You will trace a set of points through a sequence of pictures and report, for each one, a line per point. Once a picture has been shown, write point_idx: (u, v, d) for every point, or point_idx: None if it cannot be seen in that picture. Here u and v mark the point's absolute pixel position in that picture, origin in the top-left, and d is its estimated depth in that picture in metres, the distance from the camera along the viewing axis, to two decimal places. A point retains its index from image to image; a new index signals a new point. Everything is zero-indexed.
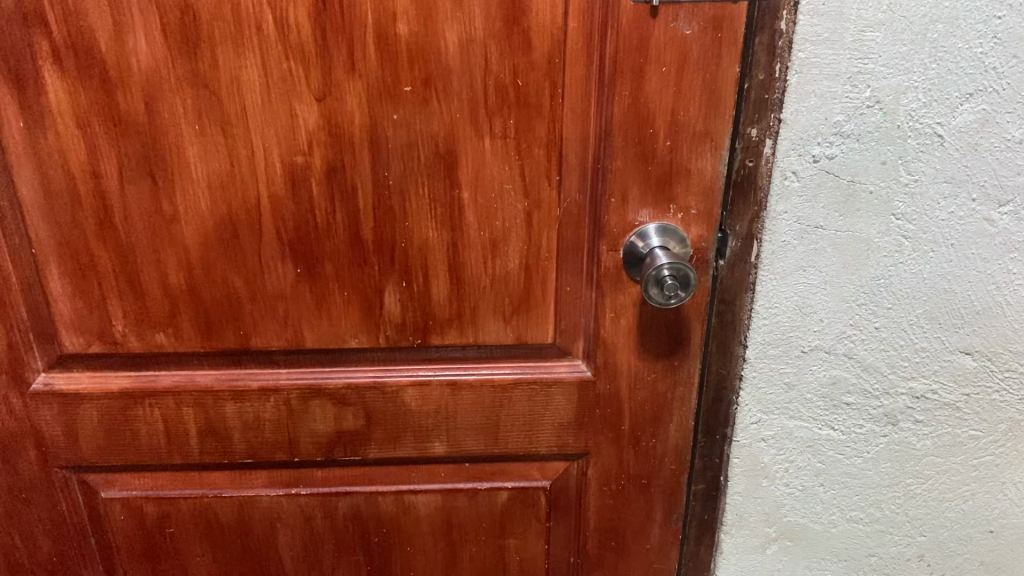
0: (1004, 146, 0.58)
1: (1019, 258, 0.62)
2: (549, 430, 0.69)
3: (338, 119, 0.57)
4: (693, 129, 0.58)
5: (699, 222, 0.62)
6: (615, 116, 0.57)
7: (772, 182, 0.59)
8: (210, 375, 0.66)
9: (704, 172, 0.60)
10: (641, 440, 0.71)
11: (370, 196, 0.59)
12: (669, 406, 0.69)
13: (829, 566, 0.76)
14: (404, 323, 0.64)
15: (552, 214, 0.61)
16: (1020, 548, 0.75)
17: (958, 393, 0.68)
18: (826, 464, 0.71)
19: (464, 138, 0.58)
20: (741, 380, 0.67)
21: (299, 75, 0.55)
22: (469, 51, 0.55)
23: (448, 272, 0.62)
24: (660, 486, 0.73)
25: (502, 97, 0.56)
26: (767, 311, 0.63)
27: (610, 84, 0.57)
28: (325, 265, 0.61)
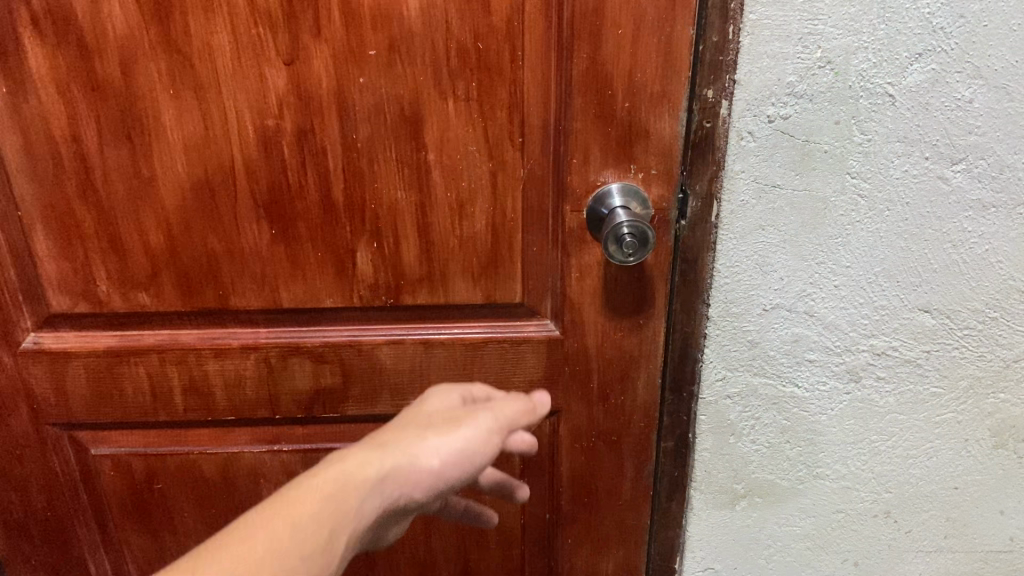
0: (955, 105, 0.59)
1: (974, 216, 0.64)
2: (520, 387, 0.72)
3: (306, 83, 0.59)
4: (651, 90, 0.60)
5: (659, 181, 0.64)
6: (574, 77, 0.59)
7: (729, 143, 0.61)
8: (192, 334, 0.69)
9: (662, 133, 0.62)
10: (610, 397, 0.73)
11: (340, 158, 0.61)
12: (636, 363, 0.71)
13: (798, 523, 0.78)
14: (377, 284, 0.67)
15: (516, 175, 0.63)
16: (983, 503, 0.78)
17: (918, 350, 0.69)
18: (791, 421, 0.73)
19: (429, 100, 0.60)
20: (706, 337, 0.69)
21: (267, 40, 0.57)
22: (430, 15, 0.57)
23: (417, 232, 0.65)
24: (631, 443, 0.75)
25: (463, 60, 0.58)
26: (728, 269, 0.65)
27: (568, 48, 0.58)
28: (299, 227, 0.64)
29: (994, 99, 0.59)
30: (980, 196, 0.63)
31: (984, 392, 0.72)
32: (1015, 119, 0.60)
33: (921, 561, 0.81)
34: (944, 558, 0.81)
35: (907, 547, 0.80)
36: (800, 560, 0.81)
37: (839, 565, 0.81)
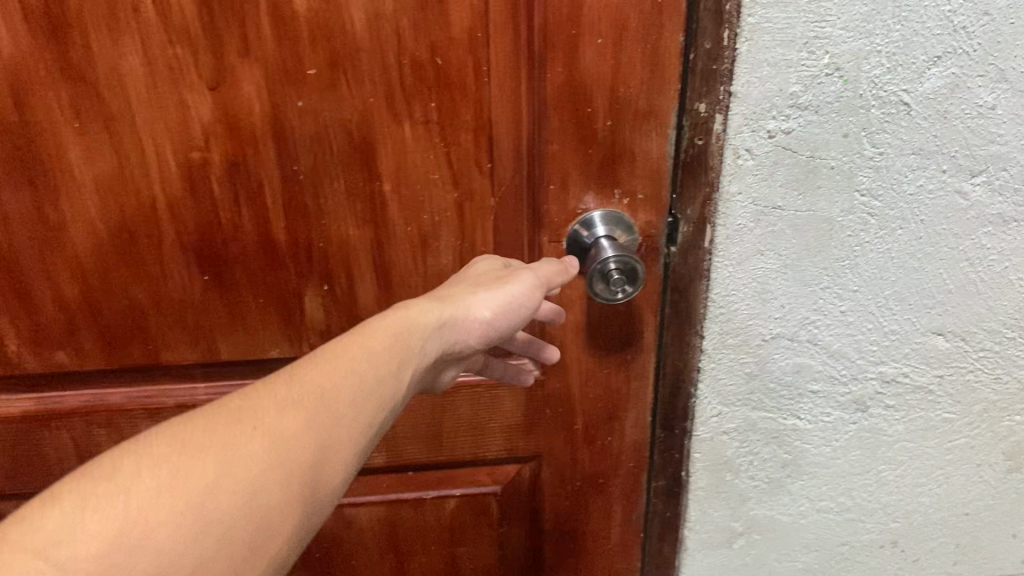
0: (975, 112, 0.53)
1: (993, 232, 0.57)
2: (496, 432, 0.65)
3: (236, 110, 0.50)
4: (636, 107, 0.53)
5: (646, 207, 0.57)
6: (548, 92, 0.52)
7: (724, 162, 0.53)
8: (121, 394, 0.61)
9: (650, 153, 0.55)
10: (596, 439, 0.66)
11: (279, 192, 0.53)
12: (624, 402, 0.65)
13: (799, 558, 0.73)
14: (331, 330, 0.59)
15: (485, 205, 0.55)
16: (996, 529, 0.72)
17: (931, 375, 0.63)
18: (793, 455, 0.67)
19: (381, 125, 0.51)
20: (699, 371, 0.62)
21: (187, 63, 0.48)
22: (378, 27, 0.48)
23: (374, 272, 0.57)
24: (619, 485, 0.69)
25: (419, 77, 0.50)
26: (723, 299, 0.59)
27: (541, 60, 0.51)
28: (235, 271, 0.56)
29: (1019, 104, 0.52)
30: (1001, 210, 0.56)
31: (999, 416, 0.66)
32: None
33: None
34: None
35: (914, 575, 0.75)
36: None
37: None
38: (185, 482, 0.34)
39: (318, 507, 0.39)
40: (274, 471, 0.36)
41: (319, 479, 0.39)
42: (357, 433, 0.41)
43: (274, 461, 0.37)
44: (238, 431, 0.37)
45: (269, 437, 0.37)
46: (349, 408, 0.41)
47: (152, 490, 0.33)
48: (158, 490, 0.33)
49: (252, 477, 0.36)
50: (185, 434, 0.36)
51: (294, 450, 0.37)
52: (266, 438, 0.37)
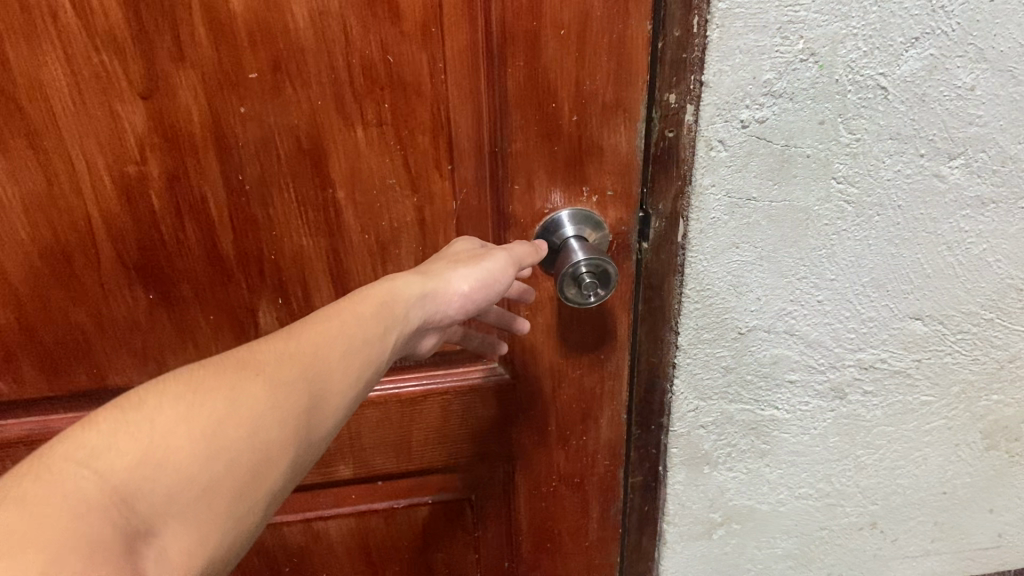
0: (954, 94, 0.51)
1: (971, 215, 0.56)
2: (466, 441, 0.64)
3: (173, 119, 0.46)
4: (603, 101, 0.50)
5: (617, 204, 0.55)
6: (508, 87, 0.48)
7: (697, 154, 0.51)
8: (68, 420, 0.57)
9: (618, 147, 0.53)
10: (571, 440, 0.65)
11: (225, 204, 0.49)
12: (599, 402, 0.63)
13: (779, 544, 0.72)
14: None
15: (447, 209, 0.52)
16: (973, 506, 0.72)
17: (909, 360, 0.62)
18: (771, 445, 0.66)
19: (332, 129, 0.48)
20: (675, 367, 0.60)
21: (115, 70, 0.44)
22: (323, 25, 0.44)
23: (332, 282, 0.54)
24: (596, 483, 0.68)
25: (370, 77, 0.46)
26: (698, 294, 0.56)
27: (501, 54, 0.47)
28: (182, 288, 0.52)
29: (998, 84, 0.50)
30: (980, 192, 0.55)
31: (976, 396, 0.65)
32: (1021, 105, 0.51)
33: (907, 566, 0.76)
34: (930, 560, 0.75)
35: (893, 554, 0.74)
36: None
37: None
38: (199, 413, 0.36)
39: (309, 452, 0.40)
40: (275, 409, 0.38)
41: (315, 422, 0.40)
42: (350, 385, 0.43)
43: (274, 400, 0.38)
44: (243, 375, 0.38)
45: (270, 380, 0.39)
46: (343, 360, 0.42)
47: (170, 419, 0.35)
48: (178, 419, 0.35)
49: (258, 409, 0.37)
50: (195, 378, 0.37)
51: (292, 391, 0.39)
52: (267, 381, 0.39)
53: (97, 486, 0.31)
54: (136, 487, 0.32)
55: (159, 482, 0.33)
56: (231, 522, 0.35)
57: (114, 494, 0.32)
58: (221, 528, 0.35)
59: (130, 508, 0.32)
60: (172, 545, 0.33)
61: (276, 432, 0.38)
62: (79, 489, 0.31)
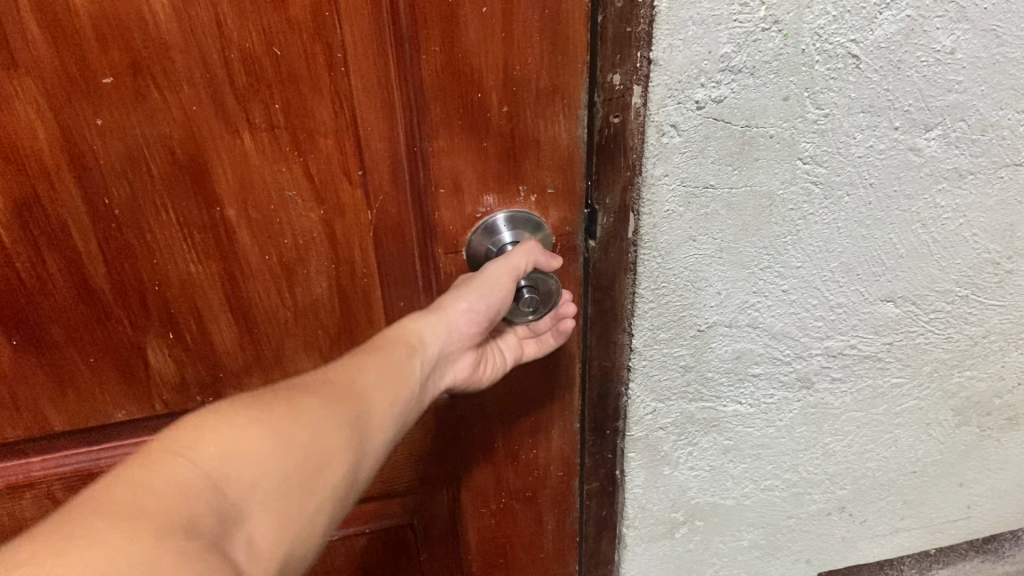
0: (932, 59, 0.44)
1: (948, 188, 0.50)
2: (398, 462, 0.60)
3: (11, 139, 0.38)
4: (538, 87, 0.43)
5: (558, 203, 0.48)
6: (423, 77, 0.41)
7: (647, 141, 0.44)
8: None
9: (558, 140, 0.46)
10: (520, 454, 0.61)
11: (91, 232, 0.42)
12: (548, 413, 0.59)
13: (744, 536, 0.68)
14: (187, 381, 0.50)
15: (360, 220, 0.46)
16: (944, 482, 0.68)
17: (879, 343, 0.57)
18: (735, 440, 0.61)
19: (214, 137, 0.40)
20: (630, 370, 0.55)
21: None
22: (188, 14, 0.36)
23: (230, 314, 0.47)
24: (549, 495, 0.64)
25: (254, 73, 0.39)
26: (653, 293, 0.50)
27: (414, 40, 0.40)
28: (52, 329, 0.45)
29: (980, 45, 0.44)
30: (957, 163, 0.49)
31: (949, 373, 0.60)
32: (1005, 67, 0.45)
33: (876, 545, 0.72)
34: (899, 537, 0.72)
35: (862, 535, 0.71)
36: (748, 569, 0.71)
37: (790, 565, 0.72)
38: (267, 419, 0.36)
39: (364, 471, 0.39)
40: (333, 419, 0.38)
41: (366, 440, 0.40)
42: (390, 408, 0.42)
43: (330, 411, 0.38)
44: (294, 394, 0.39)
45: (320, 395, 0.39)
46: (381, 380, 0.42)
47: (243, 424, 0.35)
48: (249, 424, 0.35)
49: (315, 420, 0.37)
50: (250, 397, 0.38)
51: (342, 404, 0.39)
52: (319, 396, 0.39)
53: (192, 476, 0.31)
54: (224, 477, 0.32)
55: (242, 476, 0.33)
56: (302, 524, 0.35)
57: (208, 482, 0.32)
58: (291, 530, 0.34)
59: (221, 496, 0.32)
60: (253, 537, 0.32)
61: (336, 440, 0.37)
62: (175, 477, 0.31)
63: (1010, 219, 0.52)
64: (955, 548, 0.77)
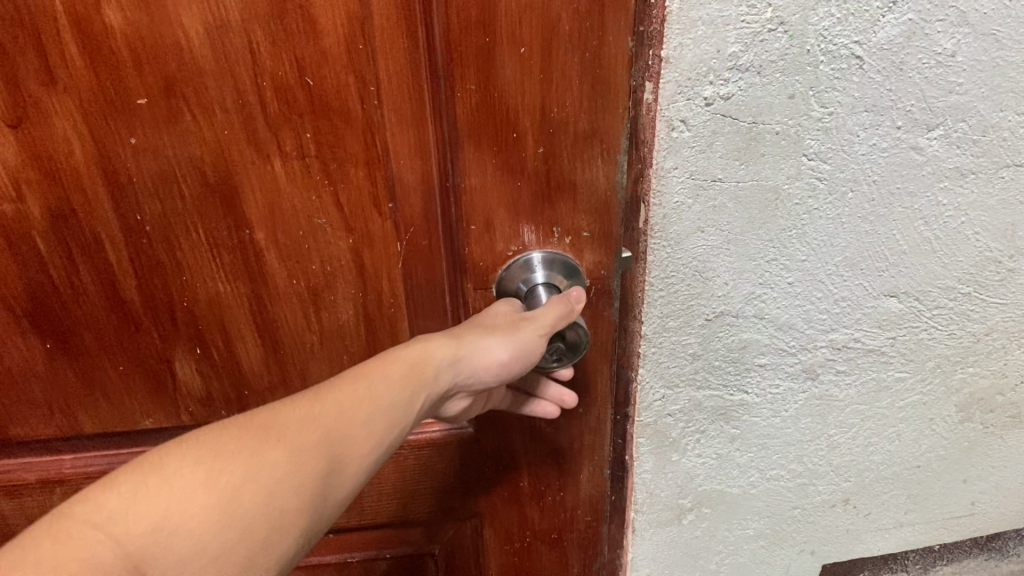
0: (934, 61, 0.44)
1: (950, 187, 0.49)
2: (422, 494, 0.68)
3: (51, 152, 0.45)
4: (574, 130, 0.47)
5: (593, 247, 0.52)
6: (458, 114, 0.46)
7: (657, 135, 0.46)
8: None
9: (595, 183, 0.50)
10: (547, 496, 0.68)
11: (126, 241, 0.49)
12: (576, 457, 0.65)
13: (749, 525, 0.70)
14: (211, 395, 0.57)
15: (389, 249, 0.51)
16: (947, 476, 0.69)
17: (883, 338, 0.57)
18: (741, 429, 0.62)
19: (245, 160, 0.46)
20: (640, 356, 0.57)
21: None
22: (222, 40, 0.42)
23: (256, 332, 0.54)
24: (574, 538, 0.71)
25: (287, 101, 0.44)
26: (662, 281, 0.52)
27: (448, 74, 0.44)
28: (84, 336, 0.53)
29: (980, 49, 0.44)
30: (959, 163, 0.48)
31: (952, 370, 0.61)
32: (1005, 71, 0.45)
33: (880, 538, 0.74)
34: (903, 531, 0.74)
35: (866, 528, 0.72)
36: (754, 559, 0.73)
37: (795, 556, 0.74)
38: (218, 481, 0.38)
39: (326, 514, 0.42)
40: (293, 471, 0.40)
41: (332, 485, 0.42)
42: (369, 449, 0.44)
43: (305, 462, 0.41)
44: (265, 438, 0.40)
45: (292, 445, 0.40)
46: (365, 425, 0.44)
47: (189, 485, 0.38)
48: (196, 485, 0.38)
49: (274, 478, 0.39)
50: (218, 439, 0.40)
51: (309, 455, 0.41)
52: (289, 445, 0.40)
53: (110, 552, 0.35)
54: (149, 553, 0.36)
55: (170, 551, 0.36)
56: None
57: (126, 562, 0.35)
58: None
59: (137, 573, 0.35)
60: None
61: (296, 498, 0.40)
62: (93, 555, 0.34)
63: (1011, 218, 0.51)
64: (959, 545, 0.78)
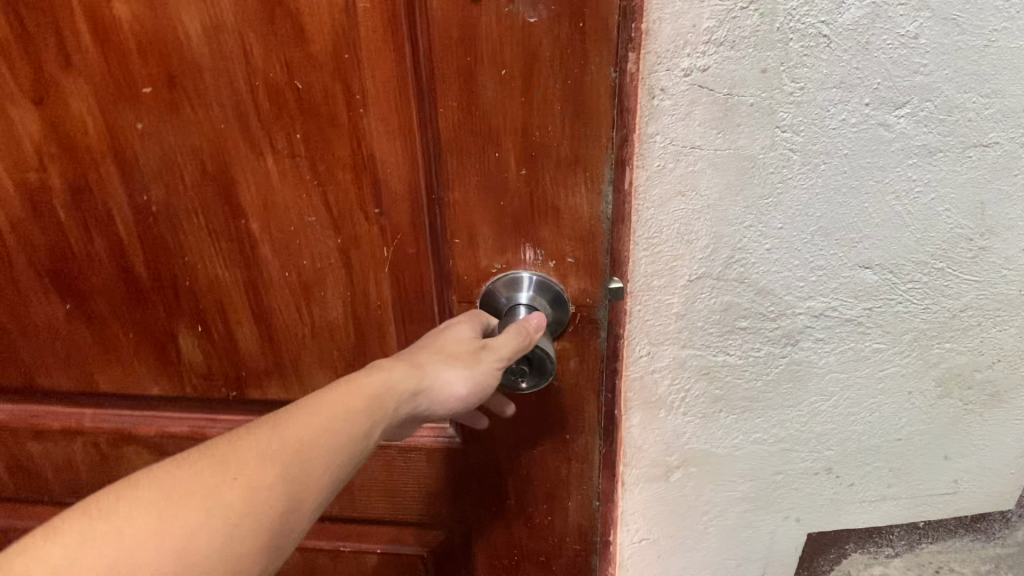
0: (898, 43, 0.47)
1: (919, 164, 0.51)
2: (418, 493, 0.72)
3: (69, 128, 0.50)
4: (558, 155, 0.48)
5: (579, 276, 0.53)
6: (440, 129, 0.48)
7: (639, 102, 0.49)
8: (16, 409, 0.68)
9: (579, 210, 0.51)
10: (535, 517, 0.70)
11: (133, 218, 0.53)
12: (564, 484, 0.68)
13: (737, 488, 0.70)
14: (212, 372, 0.61)
15: (375, 250, 0.53)
16: (930, 454, 0.68)
17: (859, 308, 0.59)
18: (724, 391, 0.64)
19: (240, 154, 0.50)
20: (626, 313, 0.59)
21: (7, 74, 0.48)
22: (218, 39, 0.45)
23: (254, 318, 0.57)
24: (562, 561, 0.73)
25: (277, 103, 0.47)
26: (646, 242, 0.54)
27: (433, 91, 0.46)
28: (99, 301, 0.58)
29: (943, 33, 0.46)
30: (927, 141, 0.50)
31: (929, 343, 0.61)
32: (965, 54, 0.47)
33: (863, 510, 0.72)
34: (888, 506, 0.72)
35: (849, 499, 0.71)
36: (739, 522, 0.73)
37: (780, 522, 0.73)
38: (170, 529, 0.37)
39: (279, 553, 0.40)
40: (252, 513, 0.38)
41: (289, 522, 0.40)
42: (325, 485, 0.42)
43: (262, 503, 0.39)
44: (220, 478, 0.39)
45: (248, 486, 0.39)
46: (323, 460, 0.42)
47: (140, 535, 0.36)
48: (147, 532, 0.36)
49: (230, 523, 0.38)
50: (169, 478, 0.38)
51: (268, 496, 0.39)
52: (245, 486, 0.39)
53: None
54: None
55: None
56: None
57: None
58: None
59: None
60: None
61: (253, 541, 0.39)
62: None
63: (981, 196, 0.53)
64: (943, 522, 0.73)
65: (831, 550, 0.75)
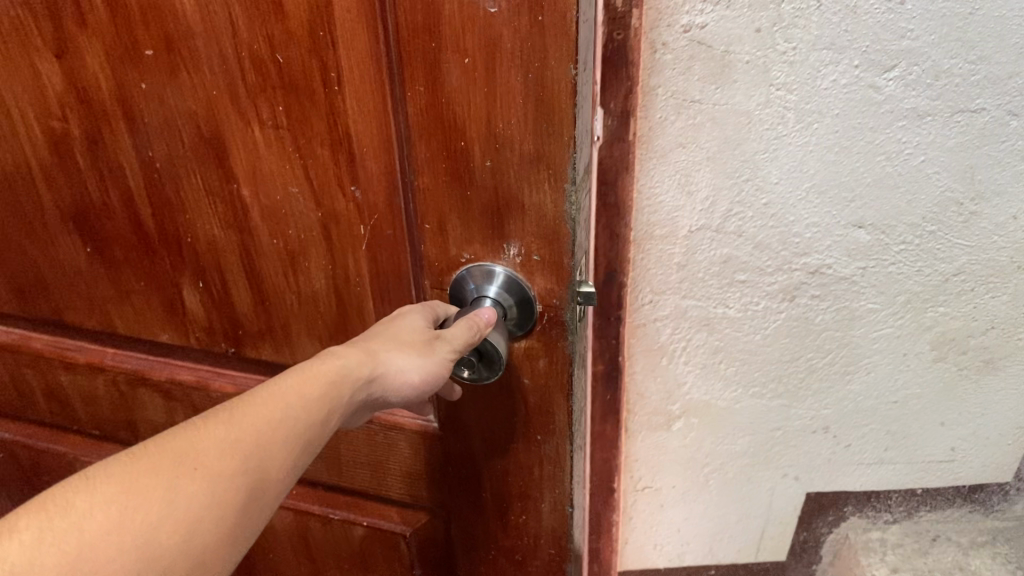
0: (885, 7, 0.47)
1: (909, 127, 0.52)
2: (397, 473, 0.67)
3: (84, 82, 0.52)
4: (520, 150, 0.45)
5: (545, 271, 0.50)
6: (410, 115, 0.46)
7: (642, 56, 0.50)
8: (45, 342, 0.72)
9: (542, 208, 0.47)
10: (510, 515, 0.64)
11: (141, 172, 0.55)
12: (538, 484, 0.61)
13: (738, 441, 0.72)
14: (214, 325, 0.63)
15: (352, 227, 0.53)
16: (926, 418, 0.69)
17: (853, 267, 0.59)
18: (724, 342, 0.65)
19: (230, 120, 0.50)
20: (632, 262, 0.59)
21: (29, 27, 0.50)
22: (208, 11, 0.46)
23: (248, 280, 0.59)
24: (537, 565, 0.67)
25: (262, 74, 0.47)
26: (648, 191, 0.56)
27: (400, 74, 0.45)
28: (114, 249, 0.61)
29: None
30: (915, 105, 0.51)
31: (923, 307, 0.62)
32: (952, 20, 0.48)
33: (860, 474, 0.73)
34: (884, 471, 0.73)
35: (845, 460, 0.72)
36: (741, 477, 0.74)
37: (778, 480, 0.74)
38: (134, 521, 0.35)
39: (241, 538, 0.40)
40: (214, 504, 0.38)
41: (252, 510, 0.40)
42: (284, 473, 0.42)
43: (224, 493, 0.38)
44: (180, 469, 0.37)
45: (208, 476, 0.38)
46: (283, 447, 0.41)
47: (103, 526, 0.35)
48: (110, 526, 0.35)
49: (194, 514, 0.37)
50: (128, 469, 0.37)
51: (234, 485, 0.39)
52: (206, 477, 0.38)
53: None
54: None
55: None
56: None
57: None
58: None
59: None
60: None
61: (215, 532, 0.38)
62: None
63: (971, 160, 0.53)
64: (941, 491, 0.74)
65: (830, 512, 0.76)
